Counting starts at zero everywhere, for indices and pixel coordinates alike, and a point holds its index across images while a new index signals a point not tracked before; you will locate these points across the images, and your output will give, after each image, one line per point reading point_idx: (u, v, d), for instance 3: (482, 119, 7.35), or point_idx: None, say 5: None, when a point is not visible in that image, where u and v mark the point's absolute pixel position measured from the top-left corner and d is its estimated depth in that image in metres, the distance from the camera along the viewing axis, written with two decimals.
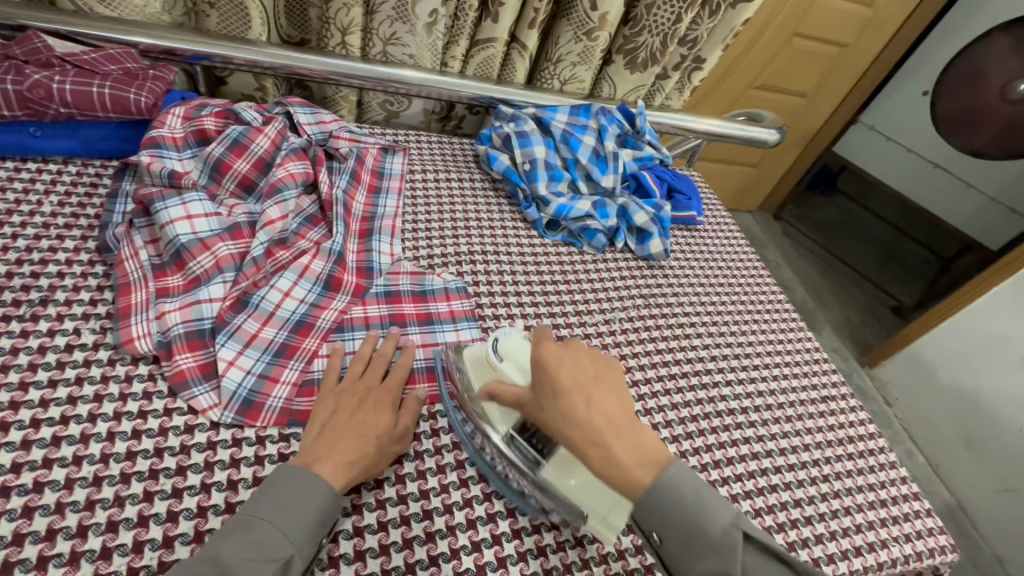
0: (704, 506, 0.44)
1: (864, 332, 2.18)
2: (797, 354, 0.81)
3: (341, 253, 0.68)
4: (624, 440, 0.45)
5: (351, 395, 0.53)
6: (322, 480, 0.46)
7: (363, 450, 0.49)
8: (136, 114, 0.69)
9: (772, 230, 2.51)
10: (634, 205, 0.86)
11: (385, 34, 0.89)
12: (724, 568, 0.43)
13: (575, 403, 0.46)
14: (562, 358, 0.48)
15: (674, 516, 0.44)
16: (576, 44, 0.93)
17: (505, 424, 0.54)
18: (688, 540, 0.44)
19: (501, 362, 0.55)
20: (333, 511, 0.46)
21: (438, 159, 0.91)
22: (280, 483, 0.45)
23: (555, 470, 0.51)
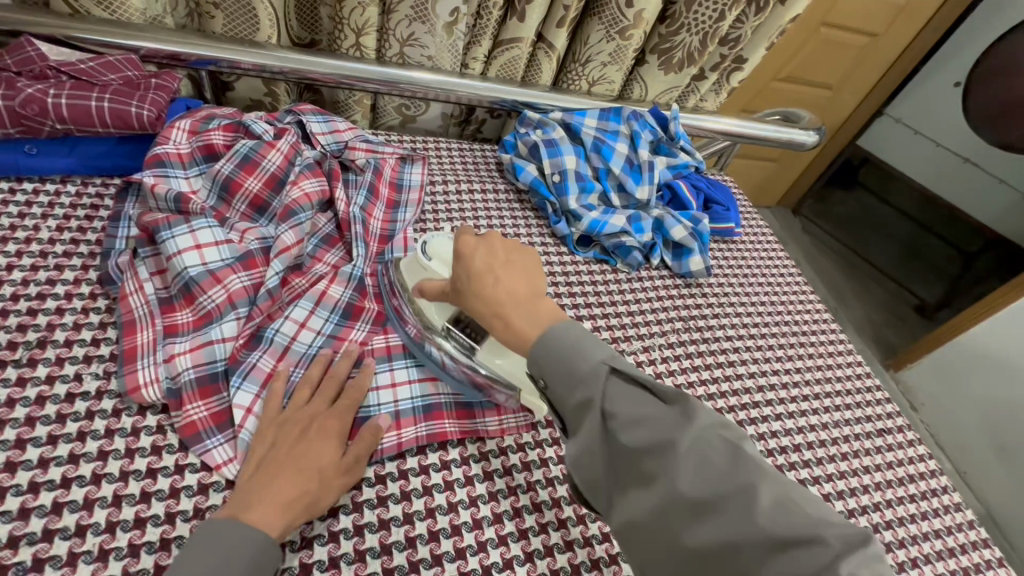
0: (579, 345, 0.42)
1: (888, 333, 2.11)
2: (848, 381, 0.75)
3: (361, 278, 0.63)
4: (522, 311, 0.46)
5: (294, 425, 0.48)
6: (254, 529, 0.40)
7: (304, 486, 0.44)
8: (138, 128, 0.63)
9: (792, 227, 2.44)
10: (670, 218, 0.80)
11: (403, 35, 0.83)
12: (590, 398, 0.40)
13: (482, 283, 0.48)
14: (477, 247, 0.50)
15: (551, 356, 0.42)
16: (608, 43, 0.86)
17: (439, 319, 0.56)
18: (563, 376, 0.41)
19: (429, 261, 0.59)
20: (269, 556, 0.40)
21: (460, 169, 0.86)
22: (201, 545, 0.39)
23: (486, 351, 0.53)
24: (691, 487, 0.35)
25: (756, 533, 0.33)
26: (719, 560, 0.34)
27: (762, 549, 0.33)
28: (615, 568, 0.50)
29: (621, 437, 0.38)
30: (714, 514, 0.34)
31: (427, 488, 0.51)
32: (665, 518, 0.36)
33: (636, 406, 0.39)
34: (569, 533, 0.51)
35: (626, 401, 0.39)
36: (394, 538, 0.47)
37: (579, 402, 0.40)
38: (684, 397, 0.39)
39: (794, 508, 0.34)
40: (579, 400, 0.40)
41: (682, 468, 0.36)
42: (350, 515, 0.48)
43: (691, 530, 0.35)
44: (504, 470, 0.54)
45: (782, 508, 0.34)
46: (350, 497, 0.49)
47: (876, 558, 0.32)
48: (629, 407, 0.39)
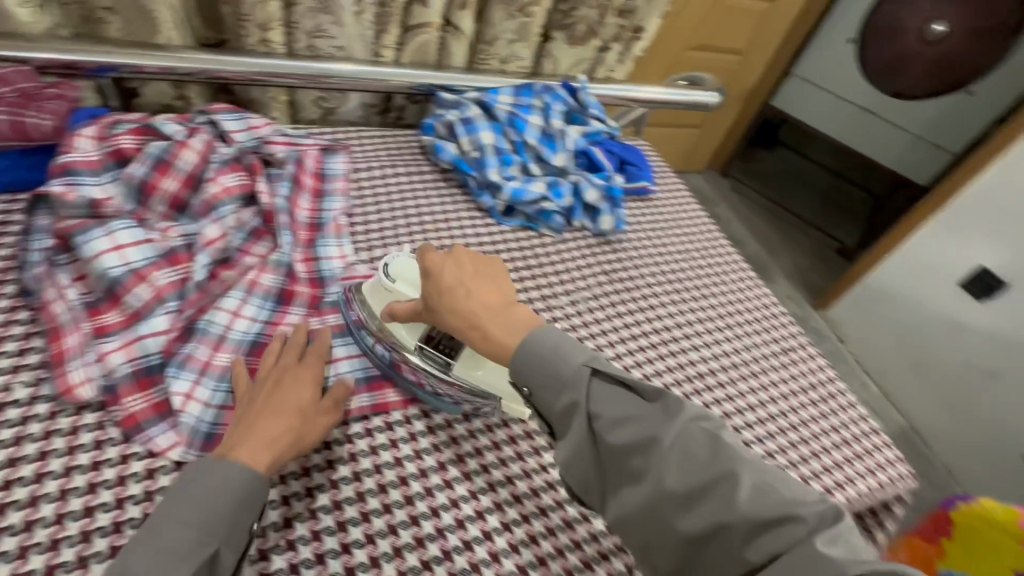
0: (559, 356, 0.48)
1: (815, 277, 2.29)
2: (755, 311, 0.84)
3: (291, 263, 0.65)
4: (497, 319, 0.52)
5: (269, 378, 0.52)
6: (239, 467, 0.43)
7: (287, 424, 0.48)
8: (37, 139, 0.63)
9: (721, 189, 2.58)
10: (585, 182, 0.86)
11: (309, 28, 0.83)
12: (576, 401, 0.46)
13: (454, 295, 0.53)
14: (444, 262, 0.55)
15: (532, 362, 0.48)
16: (511, 22, 0.91)
17: (411, 338, 0.59)
18: (548, 382, 0.47)
19: (394, 284, 0.61)
20: (255, 495, 0.43)
21: (383, 154, 0.88)
22: (193, 479, 0.42)
23: (463, 365, 0.57)
24: (672, 477, 0.42)
25: (737, 518, 0.39)
26: (706, 539, 0.40)
27: (744, 530, 0.39)
28: (553, 494, 0.57)
29: (608, 436, 0.45)
30: (697, 501, 0.41)
31: (372, 447, 0.55)
32: (654, 508, 0.42)
33: (619, 407, 0.46)
34: (508, 470, 0.57)
35: (610, 403, 0.46)
36: (344, 494, 0.51)
37: (566, 406, 0.46)
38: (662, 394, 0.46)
39: (767, 489, 0.40)
40: (563, 404, 0.46)
41: (667, 460, 0.42)
42: (300, 478, 0.51)
43: (677, 517, 0.41)
44: (445, 425, 0.59)
45: (757, 492, 0.40)
46: (299, 463, 0.52)
47: (840, 527, 0.39)
48: (613, 408, 0.46)
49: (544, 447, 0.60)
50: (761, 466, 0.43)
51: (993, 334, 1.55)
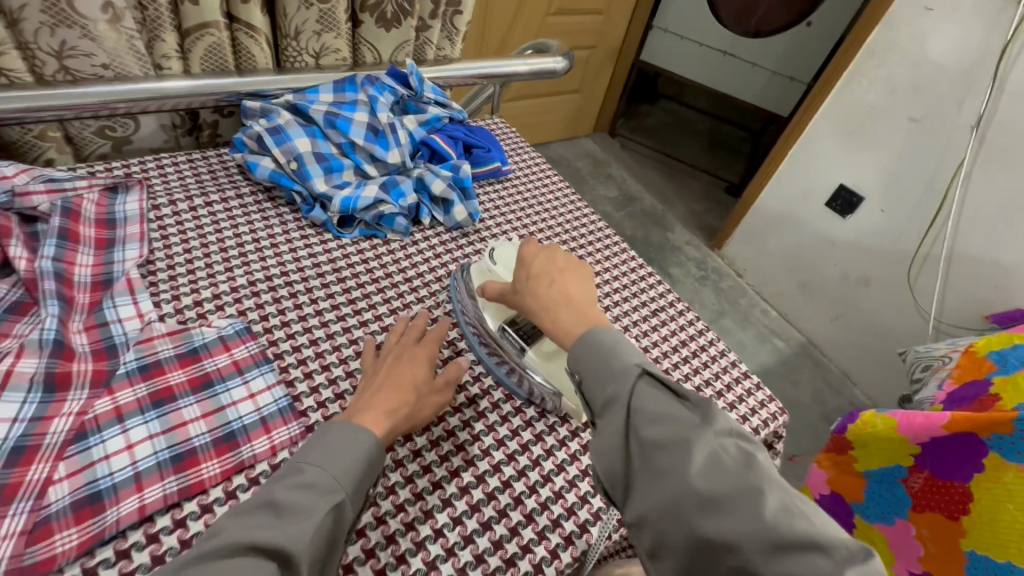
0: (613, 351, 0.47)
1: (708, 219, 2.39)
2: (623, 278, 0.82)
3: (62, 338, 0.54)
4: (571, 310, 0.53)
5: (390, 357, 0.57)
6: (372, 437, 0.47)
7: (403, 398, 0.53)
8: None
9: (610, 149, 2.61)
10: (428, 174, 0.80)
11: (53, 47, 0.69)
12: (618, 393, 0.44)
13: (540, 283, 0.56)
14: (538, 254, 0.59)
15: (586, 352, 0.48)
16: (310, 11, 0.81)
17: (499, 318, 0.63)
18: (601, 374, 0.46)
19: (495, 265, 0.68)
20: (375, 465, 0.46)
21: (190, 182, 0.77)
22: (331, 432, 0.47)
23: (540, 354, 0.61)
24: (702, 479, 0.39)
25: (761, 531, 0.36)
26: (726, 549, 0.37)
27: (765, 544, 0.36)
28: (412, 535, 0.50)
29: (643, 430, 0.42)
30: (724, 507, 0.38)
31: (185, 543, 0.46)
32: (676, 509, 0.39)
33: (660, 406, 0.43)
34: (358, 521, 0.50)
35: (650, 400, 0.43)
36: None
37: (608, 396, 0.44)
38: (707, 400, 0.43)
39: (794, 512, 0.38)
40: (607, 395, 0.44)
41: (697, 463, 0.39)
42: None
43: (702, 521, 0.38)
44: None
45: (787, 513, 0.37)
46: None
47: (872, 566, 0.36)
48: (652, 404, 0.43)
49: (400, 483, 0.53)
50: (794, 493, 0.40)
51: (860, 244, 1.67)
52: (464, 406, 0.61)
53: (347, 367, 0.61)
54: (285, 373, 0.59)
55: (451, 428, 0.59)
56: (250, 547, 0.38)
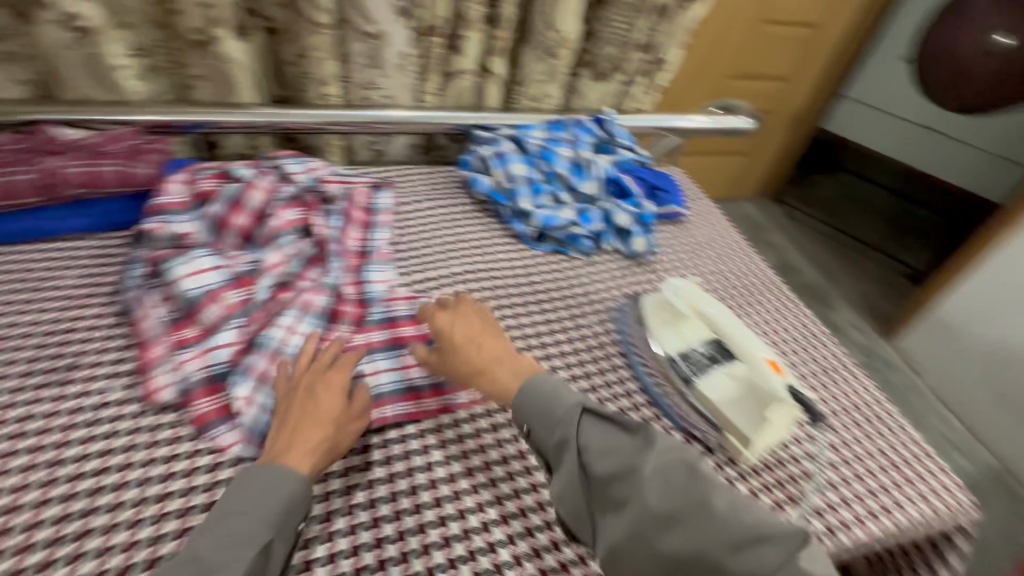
0: (552, 400, 0.53)
1: (880, 303, 2.17)
2: (794, 330, 0.82)
3: (339, 286, 0.72)
4: (504, 367, 0.59)
5: (298, 389, 0.57)
6: (291, 471, 0.50)
7: (324, 432, 0.54)
8: (141, 184, 0.75)
9: (772, 215, 2.51)
10: (615, 207, 0.89)
11: (361, 81, 0.93)
12: (566, 436, 0.50)
13: (469, 348, 0.60)
14: (452, 320, 0.63)
15: (533, 407, 0.53)
16: (541, 64, 0.97)
17: (670, 347, 0.67)
18: (547, 423, 0.52)
19: (674, 298, 0.70)
20: (301, 498, 0.49)
21: (425, 189, 0.96)
22: (241, 486, 0.49)
23: (707, 383, 0.62)
24: (655, 499, 0.45)
25: (716, 534, 0.43)
26: (691, 561, 0.43)
27: (725, 545, 0.42)
28: None
29: (595, 466, 0.48)
30: (677, 521, 0.44)
31: (411, 470, 0.58)
32: (640, 534, 0.44)
33: (604, 439, 0.49)
34: (535, 479, 0.59)
35: (595, 436, 0.50)
36: (379, 493, 0.55)
37: (557, 441, 0.51)
38: (641, 427, 0.50)
39: (741, 507, 0.45)
40: (556, 439, 0.51)
41: (647, 485, 0.46)
42: (342, 496, 0.55)
43: (661, 538, 0.44)
44: (457, 438, 0.62)
45: (733, 507, 0.44)
46: (342, 481, 0.56)
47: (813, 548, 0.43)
48: (597, 440, 0.49)
49: None
50: (735, 495, 0.47)
51: None
52: (630, 408, 0.65)
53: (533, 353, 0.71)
54: None
55: None
56: None
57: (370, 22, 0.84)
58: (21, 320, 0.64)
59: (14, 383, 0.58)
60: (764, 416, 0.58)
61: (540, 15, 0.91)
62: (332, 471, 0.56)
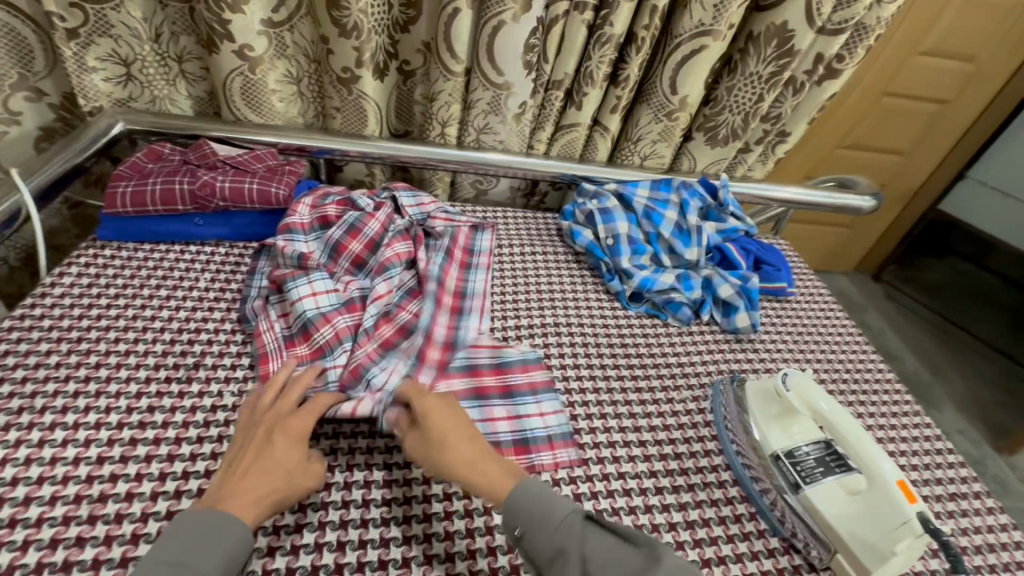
0: (551, 501, 0.48)
1: (998, 412, 1.92)
2: (917, 443, 0.73)
3: (431, 327, 0.74)
4: (494, 463, 0.53)
5: (258, 429, 0.55)
6: (240, 524, 0.46)
7: (274, 486, 0.51)
8: (276, 204, 0.82)
9: (872, 294, 2.33)
10: (719, 277, 0.86)
11: (479, 125, 0.97)
12: (567, 545, 0.45)
13: (458, 441, 0.54)
14: (437, 411, 0.57)
15: (524, 511, 0.48)
16: (656, 124, 0.96)
17: (776, 444, 0.62)
18: (543, 528, 0.46)
19: (788, 391, 0.62)
20: (243, 549, 0.46)
21: (524, 234, 0.97)
22: (181, 529, 0.45)
23: (817, 495, 0.57)
24: None
25: None
26: None
27: None
28: None
29: None
30: None
31: (489, 527, 0.58)
32: None
33: (608, 553, 0.45)
34: None
35: (597, 547, 0.45)
36: (457, 548, 0.56)
37: (556, 551, 0.45)
38: (651, 541, 0.45)
39: None
40: (556, 547, 0.45)
41: None
42: (421, 543, 0.56)
43: None
44: None
45: None
46: (422, 527, 0.57)
47: None
48: (600, 552, 0.45)
49: None
50: None
51: None
52: (722, 502, 0.62)
53: (621, 422, 0.68)
54: (571, 407, 0.69)
55: (706, 518, 0.60)
56: None
57: (500, 74, 0.88)
58: (160, 315, 0.71)
59: (145, 376, 0.63)
60: (892, 550, 0.52)
61: (665, 77, 0.89)
62: (414, 514, 0.58)
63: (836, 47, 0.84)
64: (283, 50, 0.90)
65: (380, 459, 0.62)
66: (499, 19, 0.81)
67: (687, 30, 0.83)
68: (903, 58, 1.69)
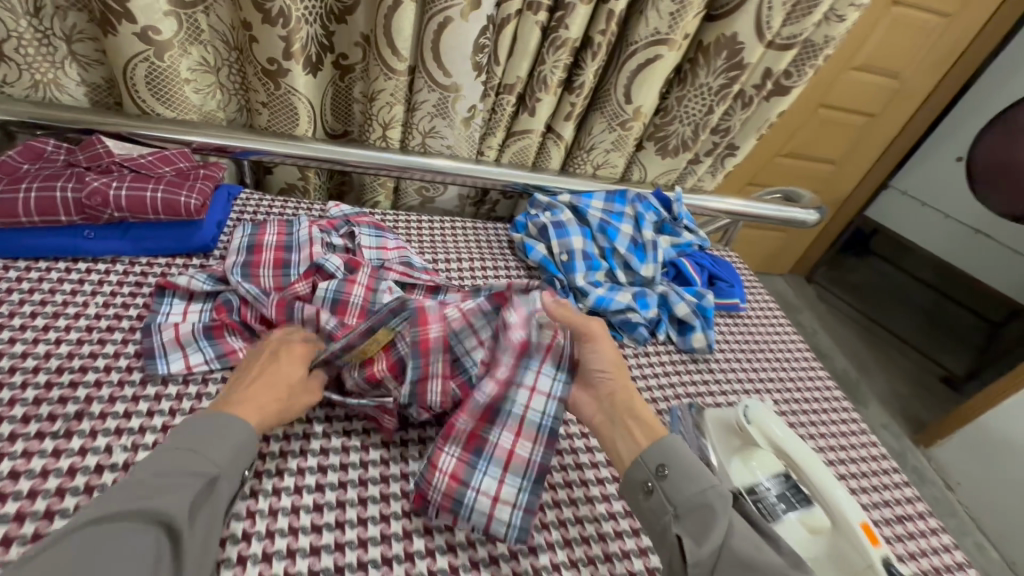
0: (696, 460, 0.54)
1: (915, 405, 2.08)
2: (865, 464, 0.73)
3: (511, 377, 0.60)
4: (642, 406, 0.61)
5: (263, 352, 0.57)
6: (238, 419, 0.49)
7: (276, 395, 0.54)
8: (184, 214, 0.70)
9: (807, 295, 2.44)
10: (674, 295, 0.84)
11: (425, 128, 0.89)
12: (712, 501, 0.51)
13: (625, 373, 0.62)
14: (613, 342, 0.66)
15: (683, 457, 0.54)
16: (610, 134, 0.92)
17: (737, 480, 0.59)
18: (693, 479, 0.52)
19: (749, 424, 0.60)
20: (249, 446, 0.49)
21: (473, 246, 0.90)
22: (194, 424, 0.48)
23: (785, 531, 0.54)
24: None
25: None
26: None
27: None
28: None
29: (737, 545, 0.48)
30: None
31: None
32: None
33: (748, 528, 0.50)
34: None
35: (741, 522, 0.50)
36: None
37: (701, 501, 0.51)
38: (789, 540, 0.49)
39: None
40: (701, 497, 0.51)
41: None
42: None
43: None
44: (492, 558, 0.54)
45: None
46: None
47: None
48: (739, 521, 0.50)
49: None
50: None
51: None
52: None
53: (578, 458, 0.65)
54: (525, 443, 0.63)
55: None
56: (118, 516, 0.41)
57: (446, 75, 0.81)
58: (34, 351, 0.58)
59: (10, 432, 0.51)
60: None
61: (620, 86, 0.85)
62: (346, 564, 0.50)
63: (785, 62, 0.81)
64: (196, 35, 0.78)
65: (307, 519, 0.52)
66: (445, 16, 0.74)
67: (642, 37, 0.79)
68: (835, 72, 1.77)
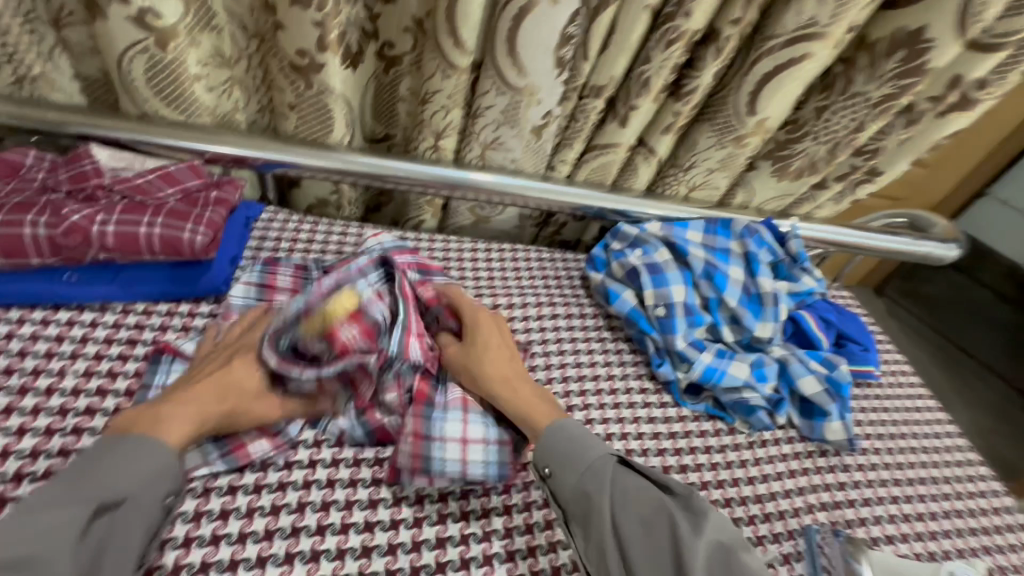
0: (583, 442, 0.51)
1: (998, 442, 1.85)
2: None
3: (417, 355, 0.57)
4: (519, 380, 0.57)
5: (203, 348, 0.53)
6: (151, 442, 0.44)
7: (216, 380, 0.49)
8: (188, 254, 0.55)
9: (876, 310, 2.15)
10: (798, 364, 0.65)
11: (487, 138, 0.71)
12: (588, 491, 0.47)
13: (497, 351, 0.58)
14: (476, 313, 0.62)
15: (559, 449, 0.50)
16: (718, 150, 0.73)
17: None
18: (575, 471, 0.49)
19: None
20: (165, 476, 0.43)
21: (540, 284, 0.72)
22: (98, 457, 0.42)
23: None
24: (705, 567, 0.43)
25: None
26: None
27: None
28: None
29: (625, 526, 0.46)
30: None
31: None
32: None
33: (638, 492, 0.48)
34: None
35: (631, 494, 0.48)
36: None
37: (580, 491, 0.48)
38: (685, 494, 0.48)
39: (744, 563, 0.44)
40: (584, 487, 0.48)
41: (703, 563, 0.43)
42: None
43: None
44: None
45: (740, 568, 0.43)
46: None
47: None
48: (635, 495, 0.48)
49: None
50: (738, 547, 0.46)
51: None
52: None
53: None
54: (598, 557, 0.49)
55: None
56: None
57: (520, 74, 0.62)
58: None
59: None
60: None
61: (743, 92, 0.66)
62: None
63: (983, 67, 0.61)
64: (209, 20, 0.61)
65: None
66: None
67: (785, 29, 0.60)
68: None
